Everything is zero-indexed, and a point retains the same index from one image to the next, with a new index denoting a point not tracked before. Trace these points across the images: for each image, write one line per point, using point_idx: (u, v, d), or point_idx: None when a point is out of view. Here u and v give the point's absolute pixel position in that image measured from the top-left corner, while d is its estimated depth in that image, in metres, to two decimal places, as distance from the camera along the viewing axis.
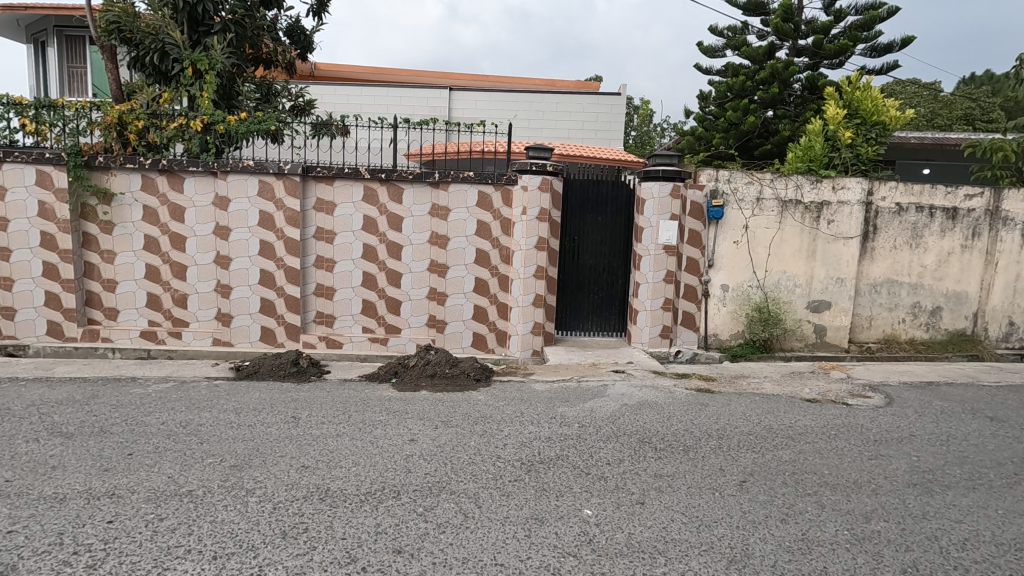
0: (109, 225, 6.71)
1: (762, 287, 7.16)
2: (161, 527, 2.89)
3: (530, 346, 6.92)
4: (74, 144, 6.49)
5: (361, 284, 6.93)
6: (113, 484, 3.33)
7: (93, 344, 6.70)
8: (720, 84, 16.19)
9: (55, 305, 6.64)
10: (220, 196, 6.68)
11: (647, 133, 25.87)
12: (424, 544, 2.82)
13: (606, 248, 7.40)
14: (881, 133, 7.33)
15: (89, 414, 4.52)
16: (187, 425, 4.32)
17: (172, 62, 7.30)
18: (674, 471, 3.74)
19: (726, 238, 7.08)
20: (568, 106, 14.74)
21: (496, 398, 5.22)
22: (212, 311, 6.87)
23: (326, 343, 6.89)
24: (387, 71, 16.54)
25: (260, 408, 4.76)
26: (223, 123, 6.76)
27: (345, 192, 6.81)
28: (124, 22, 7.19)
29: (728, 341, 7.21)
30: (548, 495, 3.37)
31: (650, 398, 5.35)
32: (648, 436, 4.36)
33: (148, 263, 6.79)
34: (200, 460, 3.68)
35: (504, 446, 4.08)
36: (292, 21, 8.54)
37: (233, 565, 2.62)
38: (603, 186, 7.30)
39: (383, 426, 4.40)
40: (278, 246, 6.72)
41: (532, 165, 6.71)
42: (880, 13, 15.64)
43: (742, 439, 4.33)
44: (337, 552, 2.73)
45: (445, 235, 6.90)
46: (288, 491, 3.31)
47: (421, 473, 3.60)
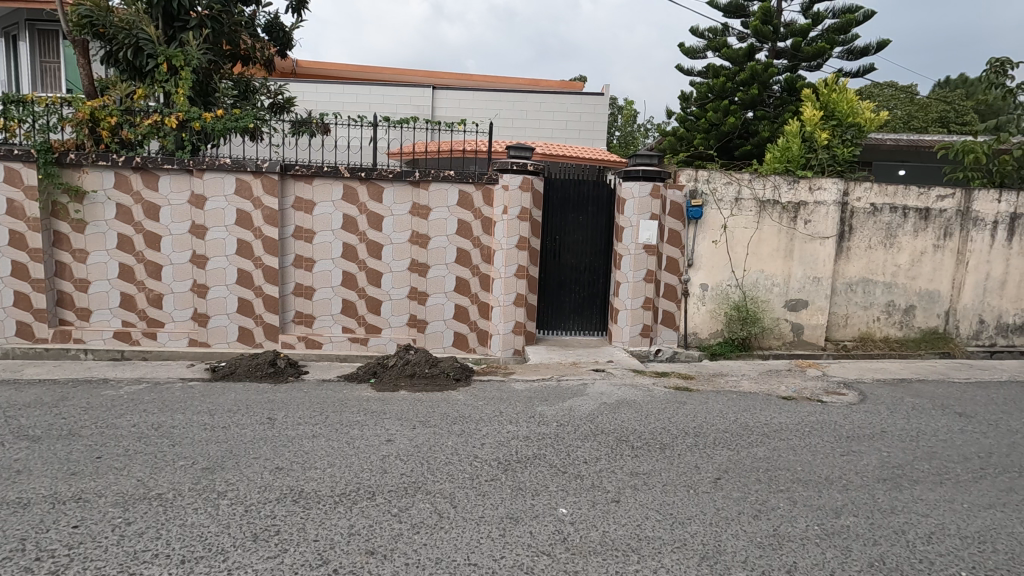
0: (80, 223, 6.57)
1: (741, 287, 7.24)
2: (128, 532, 2.84)
3: (511, 345, 6.91)
4: (43, 140, 6.35)
5: (341, 284, 6.87)
6: (80, 488, 3.26)
7: (65, 345, 6.56)
8: (701, 85, 16.30)
9: (25, 305, 6.49)
10: (195, 195, 6.57)
11: (630, 134, 26.09)
12: (398, 544, 2.80)
13: (588, 247, 7.43)
14: (856, 135, 7.45)
15: (58, 416, 4.42)
16: (159, 427, 4.25)
17: (147, 57, 7.16)
18: (650, 469, 3.76)
19: (705, 238, 7.15)
20: (551, 106, 14.78)
21: (475, 398, 5.20)
22: (188, 312, 6.75)
23: (306, 343, 6.82)
24: (370, 70, 16.43)
25: (236, 409, 4.70)
26: (199, 121, 6.68)
27: (324, 191, 6.74)
28: (96, 16, 7.05)
29: (707, 340, 7.28)
30: (524, 494, 3.37)
31: (629, 397, 5.38)
32: (625, 434, 4.38)
33: (122, 263, 6.66)
34: (171, 463, 3.62)
35: (482, 445, 4.07)
36: (271, 18, 8.44)
37: (201, 568, 2.58)
38: (584, 186, 7.33)
39: (361, 427, 4.37)
40: (256, 246, 6.64)
41: (513, 165, 6.71)
42: (856, 16, 15.91)
43: (718, 437, 4.38)
44: (309, 554, 2.70)
45: (426, 234, 6.87)
46: (261, 494, 3.27)
47: (397, 474, 3.58)
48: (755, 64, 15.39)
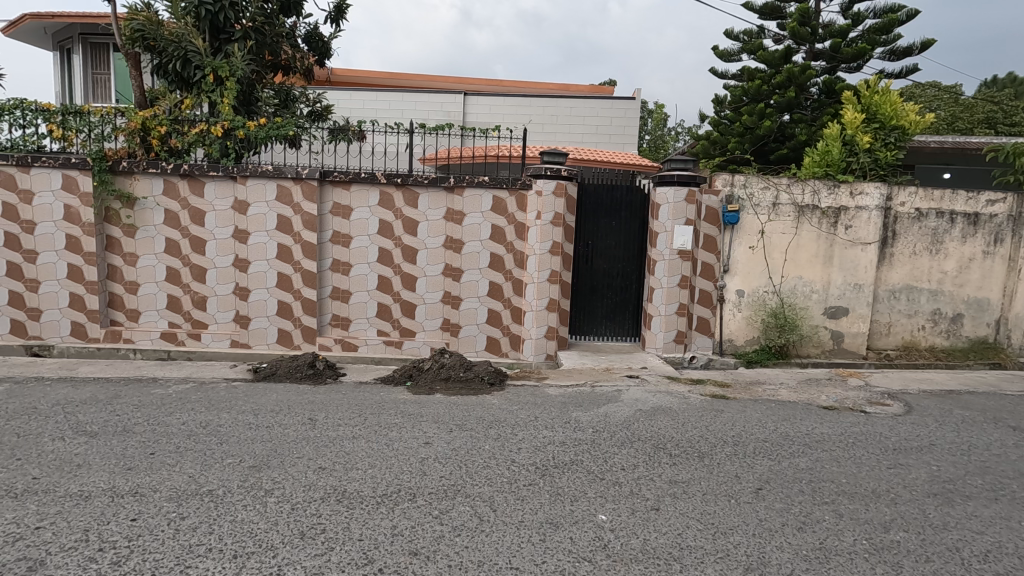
0: (131, 228, 6.86)
1: (778, 293, 7.10)
2: (183, 526, 2.95)
3: (544, 350, 6.93)
4: (98, 149, 6.67)
5: (377, 287, 7.00)
6: (136, 483, 3.40)
7: (116, 344, 6.84)
8: (735, 88, 16.06)
9: (79, 306, 6.78)
10: (239, 201, 6.79)
11: (659, 137, 25.98)
12: (440, 546, 2.84)
13: (620, 252, 7.40)
14: (900, 137, 7.23)
15: (112, 413, 4.61)
16: (206, 425, 4.40)
17: (194, 69, 7.44)
18: (689, 478, 3.72)
19: (742, 244, 7.03)
20: (582, 110, 14.75)
21: (510, 402, 5.23)
22: (231, 314, 6.96)
23: (342, 345, 6.96)
24: (403, 77, 16.71)
25: (278, 409, 4.83)
26: (243, 129, 6.87)
27: (361, 197, 6.88)
28: (149, 30, 7.38)
29: (743, 347, 7.15)
30: (563, 500, 3.38)
31: (664, 404, 5.32)
32: (663, 441, 4.35)
33: (169, 266, 6.91)
34: (219, 461, 3.74)
35: (519, 450, 4.09)
36: (311, 28, 8.65)
37: (253, 564, 2.66)
38: (617, 191, 7.32)
39: (398, 429, 4.44)
40: (295, 250, 6.82)
41: (546, 170, 6.72)
42: (899, 16, 15.45)
43: (758, 446, 4.30)
44: (355, 553, 2.77)
45: (460, 239, 6.95)
46: (306, 492, 3.36)
47: (436, 477, 3.62)
48: (792, 66, 15.04)
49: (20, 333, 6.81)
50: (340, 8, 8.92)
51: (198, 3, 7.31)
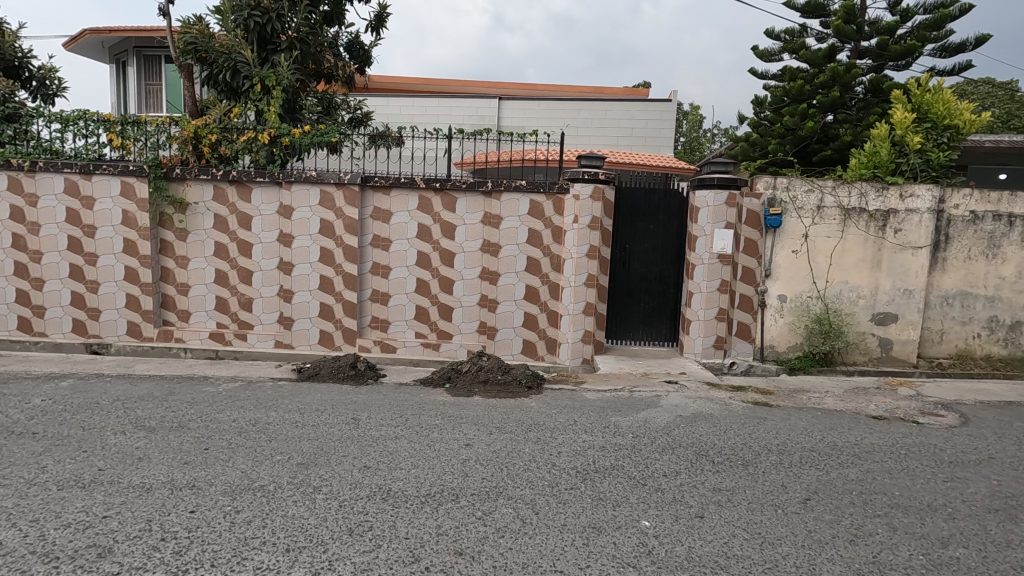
0: (183, 232, 7.15)
1: (823, 298, 6.90)
2: (238, 519, 3.06)
3: (580, 354, 6.91)
4: (154, 157, 6.99)
5: (415, 290, 7.11)
6: (193, 477, 3.55)
7: (168, 343, 7.14)
8: (776, 88, 15.72)
9: (135, 307, 7.11)
10: (284, 206, 7.01)
11: (694, 139, 25.65)
12: (485, 547, 2.88)
13: (657, 256, 7.34)
14: (953, 137, 6.93)
15: (167, 410, 4.82)
16: (255, 423, 4.55)
17: (243, 78, 7.75)
18: (733, 486, 3.66)
19: (784, 248, 6.86)
20: (617, 113, 14.68)
21: (549, 406, 5.24)
22: (275, 315, 7.18)
23: (381, 347, 7.09)
24: (438, 82, 16.94)
25: (322, 409, 4.96)
26: (289, 136, 7.10)
27: (401, 201, 7.02)
28: (201, 43, 7.71)
29: (786, 354, 6.98)
30: (605, 505, 3.37)
31: (705, 410, 5.25)
32: (704, 448, 4.29)
33: (218, 269, 7.18)
34: (269, 457, 3.87)
35: (559, 453, 4.10)
36: (353, 37, 8.83)
37: (305, 558, 2.74)
38: (654, 194, 7.27)
39: (440, 430, 4.50)
40: (337, 253, 7.00)
41: (584, 174, 6.71)
42: (951, 11, 14.86)
43: (805, 455, 4.19)
44: (402, 551, 2.82)
45: (497, 242, 7.01)
46: (352, 490, 3.44)
47: (477, 478, 3.67)
48: (836, 65, 14.62)
49: (81, 332, 7.18)
50: (380, 17, 9.12)
51: (247, 15, 7.62)
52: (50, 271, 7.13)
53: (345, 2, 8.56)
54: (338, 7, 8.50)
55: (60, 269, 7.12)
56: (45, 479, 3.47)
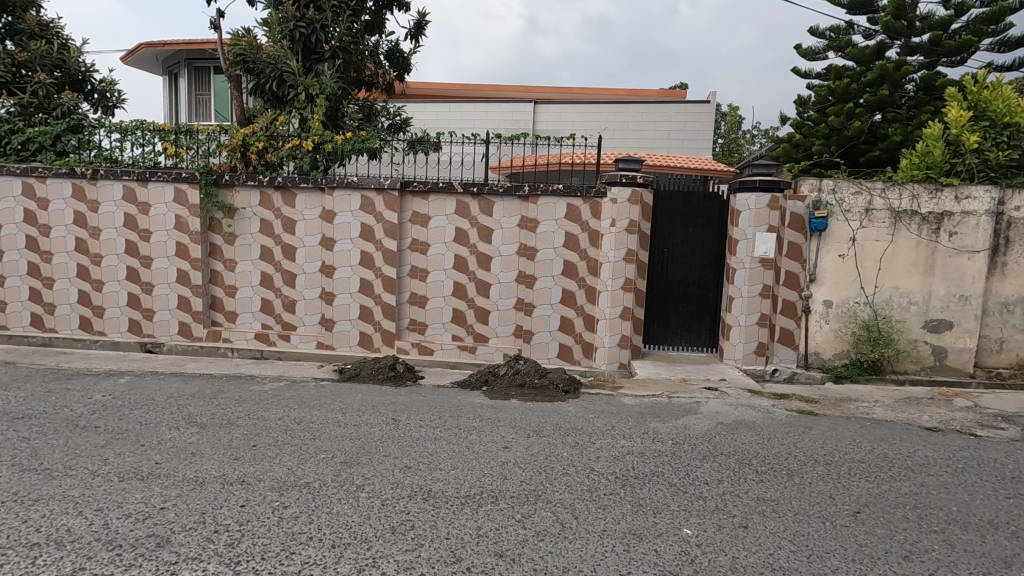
0: (231, 236, 7.42)
1: (871, 304, 6.65)
2: (286, 515, 3.16)
3: (617, 359, 6.84)
4: (205, 164, 7.30)
5: (452, 293, 7.19)
6: (243, 472, 3.69)
7: (216, 343, 7.41)
8: (821, 87, 15.27)
9: (186, 308, 7.42)
10: (326, 211, 7.20)
11: (733, 141, 25.14)
12: (525, 550, 2.89)
13: (696, 260, 7.23)
14: (1014, 136, 6.58)
15: (218, 407, 5.02)
16: (300, 421, 4.69)
17: (288, 88, 8.02)
18: (778, 496, 3.57)
19: (830, 252, 6.65)
20: (653, 115, 14.54)
21: (586, 410, 5.23)
22: (316, 317, 7.37)
23: (418, 349, 7.19)
24: (474, 88, 17.11)
25: (363, 409, 5.07)
26: (332, 143, 7.28)
27: (439, 205, 7.12)
28: (249, 54, 7.99)
29: (831, 361, 6.75)
30: (645, 511, 3.33)
31: (747, 418, 5.13)
32: (747, 456, 4.19)
33: (263, 272, 7.43)
34: (314, 455, 3.98)
35: (598, 459, 4.07)
36: (392, 45, 9.02)
37: (350, 555, 2.81)
38: (694, 197, 7.17)
39: (478, 432, 4.54)
40: (377, 257, 7.15)
41: (621, 177, 6.68)
42: (1011, 3, 14.14)
43: (853, 467, 4.05)
44: (443, 551, 2.86)
45: (534, 246, 7.02)
46: (394, 490, 3.51)
47: (516, 481, 3.68)
48: (885, 63, 14.13)
49: (137, 331, 7.53)
50: (419, 25, 9.29)
51: (293, 27, 7.88)
52: (109, 273, 7.51)
53: (386, 11, 8.74)
54: (379, 16, 8.70)
55: (118, 272, 7.49)
56: (107, 471, 3.66)
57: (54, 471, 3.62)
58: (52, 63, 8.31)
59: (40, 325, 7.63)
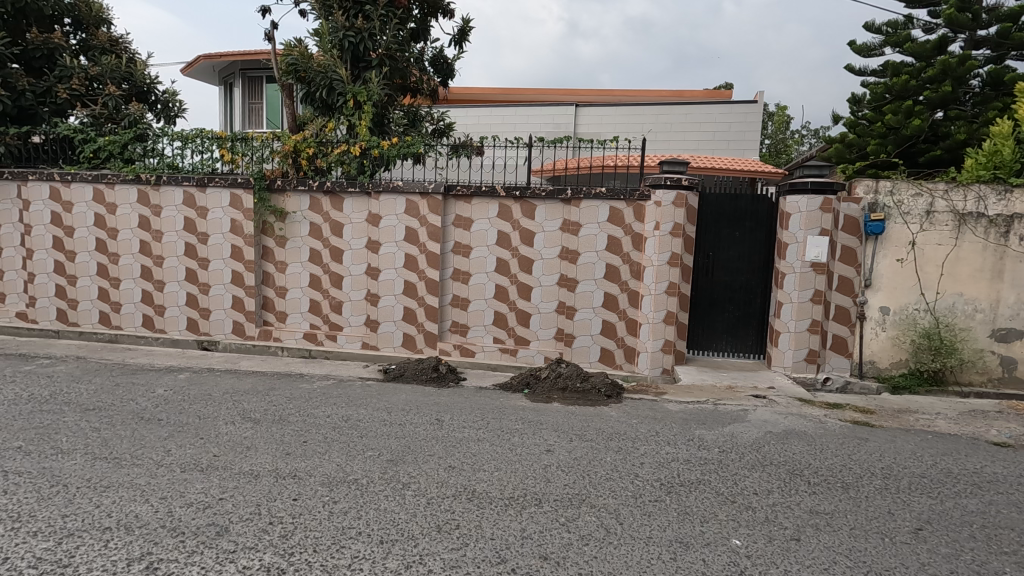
0: (283, 239, 7.70)
1: (932, 312, 6.33)
2: (336, 509, 3.26)
3: (660, 364, 6.74)
4: (259, 170, 7.60)
5: (494, 296, 7.24)
6: (295, 467, 3.82)
7: (267, 342, 7.70)
8: (876, 85, 14.67)
9: (240, 308, 7.73)
10: (372, 214, 7.38)
11: (781, 141, 24.41)
12: (570, 554, 2.88)
13: (743, 264, 7.06)
14: None
15: (270, 403, 5.22)
16: (348, 419, 4.82)
17: (337, 95, 8.28)
18: (832, 509, 3.44)
19: (888, 256, 6.37)
20: (697, 117, 14.31)
21: (629, 416, 5.17)
22: (362, 318, 7.55)
23: (460, 351, 7.28)
24: (515, 92, 17.20)
25: (408, 409, 5.17)
26: (378, 148, 7.47)
27: (482, 209, 7.18)
28: (301, 63, 8.26)
29: (888, 371, 6.45)
30: (692, 520, 3.27)
31: (797, 427, 4.96)
32: (799, 467, 4.06)
33: (312, 274, 7.67)
34: (362, 453, 4.08)
35: (642, 465, 4.03)
36: (437, 51, 9.15)
37: (398, 551, 2.87)
38: (741, 200, 7.00)
39: (520, 435, 4.56)
40: (420, 259, 7.28)
41: (666, 180, 6.58)
42: None
43: (914, 482, 3.86)
44: (488, 551, 2.88)
45: (576, 250, 7.00)
46: (439, 489, 3.56)
47: (560, 485, 3.67)
48: (948, 58, 13.51)
49: (194, 329, 7.89)
50: (463, 31, 9.42)
51: (342, 36, 8.13)
52: (170, 274, 7.91)
53: (431, 18, 8.90)
54: (424, 24, 8.86)
55: (178, 273, 7.88)
56: (170, 462, 3.86)
57: (122, 460, 3.85)
58: (121, 76, 8.83)
59: (107, 322, 8.11)
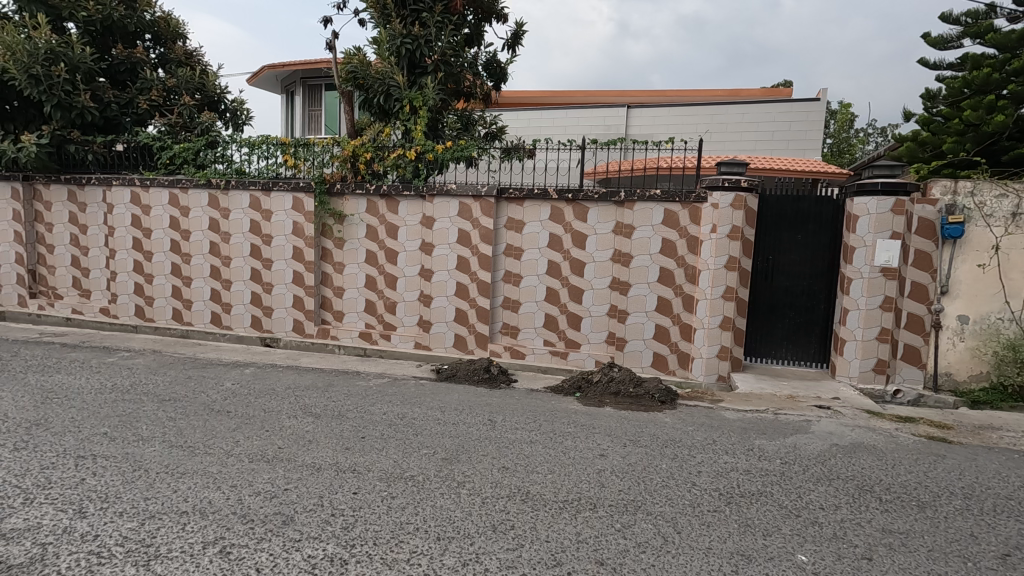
0: (341, 241, 7.96)
1: (1017, 322, 5.90)
2: (394, 504, 3.34)
3: (715, 370, 6.55)
4: (319, 174, 7.88)
5: (545, 299, 7.24)
6: (354, 461, 3.94)
7: (325, 340, 7.98)
8: (954, 80, 13.81)
9: (301, 307, 8.05)
10: (427, 217, 7.53)
11: (844, 140, 23.30)
12: (626, 560, 2.84)
13: (805, 269, 6.78)
14: None
15: (329, 399, 5.40)
16: (403, 417, 4.93)
17: (394, 101, 8.49)
18: (908, 529, 3.24)
19: (968, 261, 5.97)
20: (755, 116, 13.88)
21: (684, 422, 5.05)
22: (415, 318, 7.71)
23: (511, 352, 7.31)
24: (565, 94, 17.16)
25: (461, 408, 5.24)
26: (433, 152, 7.59)
27: (534, 211, 7.20)
28: (360, 71, 8.52)
29: (966, 384, 6.04)
30: (754, 532, 3.16)
31: (865, 441, 4.71)
32: (869, 483, 3.85)
33: (368, 274, 7.89)
34: (417, 450, 4.17)
35: (699, 473, 3.92)
36: (490, 55, 9.21)
37: (455, 548, 2.91)
38: (803, 202, 6.72)
39: (573, 438, 4.53)
40: (472, 262, 7.35)
41: (724, 182, 6.38)
42: None
43: (999, 504, 3.59)
44: (544, 553, 2.88)
45: (629, 253, 6.91)
46: (494, 489, 3.59)
47: (614, 490, 3.63)
48: None
49: (258, 326, 8.27)
50: (516, 35, 9.49)
51: (400, 43, 8.34)
52: (237, 274, 8.32)
53: (485, 24, 9.01)
54: (478, 29, 8.97)
55: (244, 272, 8.28)
56: (239, 451, 4.06)
57: (196, 449, 4.08)
58: (195, 86, 9.38)
59: (180, 319, 8.61)
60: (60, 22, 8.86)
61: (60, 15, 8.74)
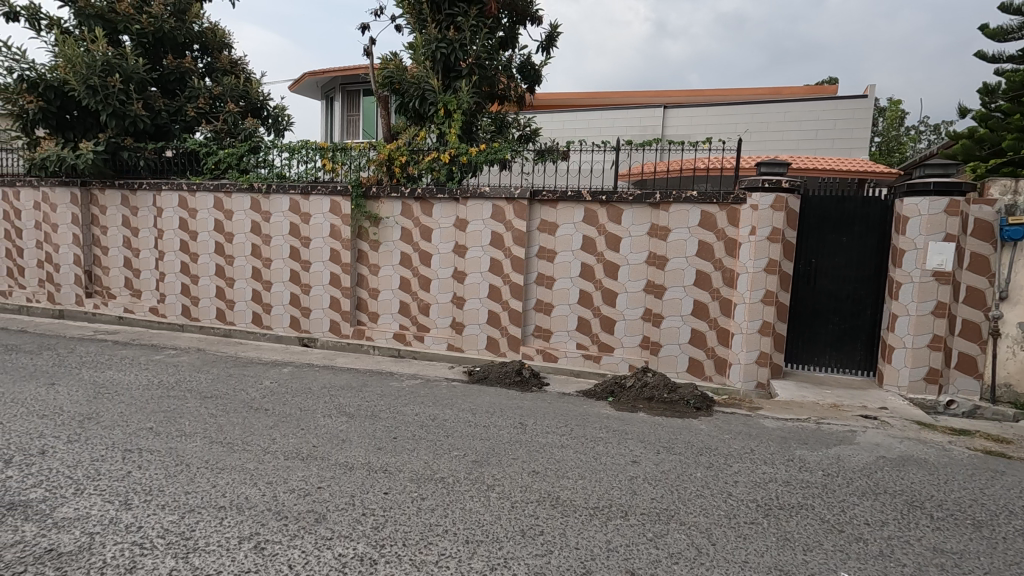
0: (376, 243, 8.09)
1: None
2: (424, 506, 3.35)
3: (754, 376, 6.34)
4: (356, 178, 8.04)
5: (578, 301, 7.18)
6: (385, 461, 3.98)
7: (360, 341, 8.12)
8: (1015, 73, 13.07)
9: (337, 308, 8.21)
10: (460, 219, 7.57)
11: (893, 139, 22.33)
12: (658, 571, 2.77)
13: (850, 272, 6.51)
14: None
15: (363, 399, 5.48)
16: (434, 418, 4.96)
17: (429, 105, 8.58)
18: (961, 549, 3.06)
19: None
20: (797, 115, 13.45)
21: (720, 430, 4.92)
22: (448, 319, 7.76)
23: (543, 355, 7.27)
24: (600, 96, 17.02)
25: (492, 411, 5.23)
26: (467, 155, 7.63)
27: (568, 213, 7.15)
28: (396, 75, 8.63)
29: None
30: (793, 546, 3.04)
31: (915, 453, 4.48)
32: (919, 498, 3.65)
33: (403, 276, 7.99)
34: (448, 452, 4.18)
35: (736, 483, 3.80)
36: (524, 58, 9.22)
37: (483, 552, 2.90)
38: (849, 203, 6.46)
39: (605, 443, 4.47)
40: (505, 264, 7.34)
41: (763, 182, 6.18)
42: None
43: None
44: (573, 560, 2.84)
45: (664, 255, 6.78)
46: (523, 493, 3.56)
47: (646, 498, 3.56)
48: None
49: (296, 326, 8.47)
50: (550, 37, 9.46)
51: (434, 47, 8.41)
52: (276, 275, 8.55)
53: (520, 26, 9.02)
54: (512, 31, 8.98)
55: (283, 273, 8.51)
56: (275, 449, 4.16)
57: (235, 445, 4.19)
58: (239, 94, 9.72)
59: (223, 318, 8.91)
60: (116, 35, 9.32)
61: (115, 28, 9.18)
